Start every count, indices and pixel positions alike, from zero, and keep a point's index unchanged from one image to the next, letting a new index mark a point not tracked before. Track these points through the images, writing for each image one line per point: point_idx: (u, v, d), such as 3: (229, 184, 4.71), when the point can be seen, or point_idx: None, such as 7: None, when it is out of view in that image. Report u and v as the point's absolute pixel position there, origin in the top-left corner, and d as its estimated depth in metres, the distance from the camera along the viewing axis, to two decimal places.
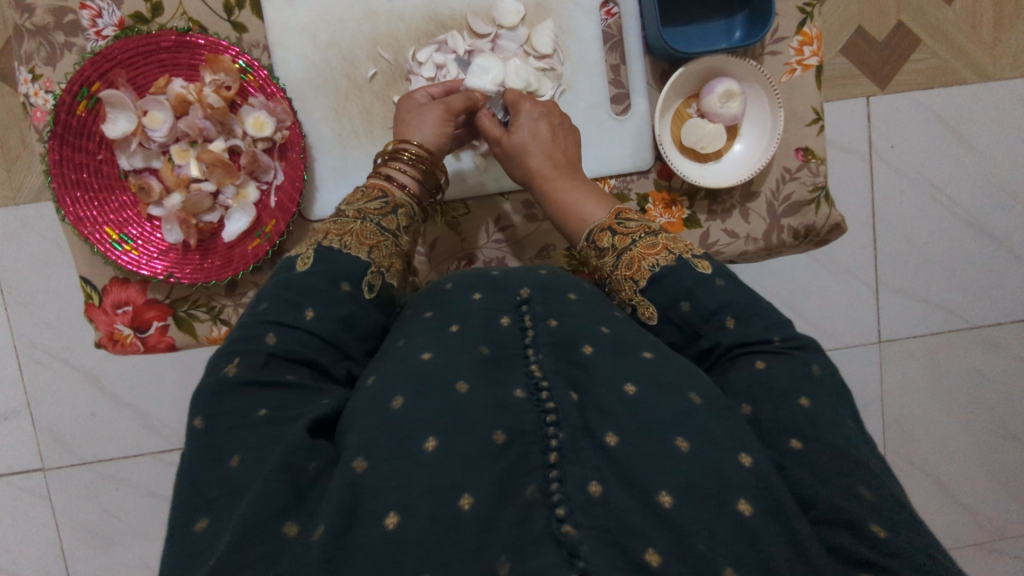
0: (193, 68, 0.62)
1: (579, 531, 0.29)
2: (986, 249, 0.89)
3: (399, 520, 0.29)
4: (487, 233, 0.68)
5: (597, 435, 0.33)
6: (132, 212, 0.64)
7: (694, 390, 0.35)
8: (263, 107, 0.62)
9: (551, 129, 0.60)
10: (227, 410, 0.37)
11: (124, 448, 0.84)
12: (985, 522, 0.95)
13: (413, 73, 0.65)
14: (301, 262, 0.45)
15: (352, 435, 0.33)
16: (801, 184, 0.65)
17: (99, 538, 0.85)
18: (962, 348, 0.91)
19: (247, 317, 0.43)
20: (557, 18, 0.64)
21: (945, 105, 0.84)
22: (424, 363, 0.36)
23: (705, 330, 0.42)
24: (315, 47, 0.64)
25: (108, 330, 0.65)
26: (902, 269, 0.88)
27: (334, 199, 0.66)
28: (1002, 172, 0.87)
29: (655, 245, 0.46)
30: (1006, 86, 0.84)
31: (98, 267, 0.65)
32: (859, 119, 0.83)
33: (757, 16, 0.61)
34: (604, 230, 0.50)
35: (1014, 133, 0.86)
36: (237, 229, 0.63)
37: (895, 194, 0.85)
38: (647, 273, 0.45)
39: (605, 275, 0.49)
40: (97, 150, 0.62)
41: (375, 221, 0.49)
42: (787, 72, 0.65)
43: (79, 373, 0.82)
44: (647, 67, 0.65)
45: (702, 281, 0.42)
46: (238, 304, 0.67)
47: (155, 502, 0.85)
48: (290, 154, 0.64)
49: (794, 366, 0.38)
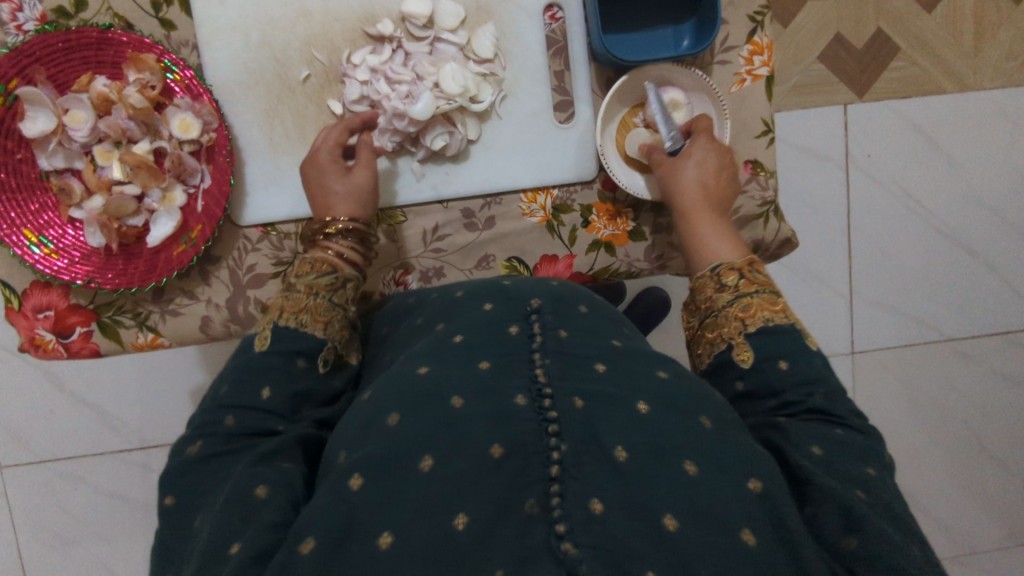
0: (118, 66, 0.59)
1: (579, 550, 0.30)
2: (962, 259, 1.01)
3: (393, 540, 0.31)
4: (424, 242, 0.65)
5: (605, 445, 0.34)
6: (52, 214, 0.60)
7: (704, 414, 0.37)
8: (189, 109, 0.59)
9: (712, 163, 0.60)
10: (191, 487, 0.39)
11: (82, 447, 0.95)
12: (924, 508, 1.07)
13: (347, 75, 0.62)
14: (258, 342, 0.46)
15: (349, 453, 0.36)
16: (749, 199, 0.67)
17: (58, 536, 0.97)
18: (894, 331, 1.02)
19: (208, 400, 0.44)
20: (497, 22, 0.63)
21: (919, 114, 0.95)
22: (422, 377, 0.38)
23: (790, 389, 0.43)
24: (245, 47, 0.61)
25: (30, 335, 0.62)
26: (874, 281, 1.01)
27: (266, 205, 0.63)
28: (981, 187, 0.99)
29: (777, 303, 0.47)
30: (985, 94, 0.95)
31: (18, 270, 0.61)
32: (837, 125, 0.94)
33: (704, 24, 0.62)
34: (732, 269, 0.50)
35: (984, 145, 0.98)
36: (162, 234, 0.60)
37: (868, 201, 0.98)
38: (760, 322, 0.46)
39: (714, 308, 0.49)
40: (16, 149, 0.58)
41: (326, 296, 0.49)
42: (737, 82, 0.66)
43: (37, 371, 0.93)
44: (593, 73, 0.65)
45: (808, 352, 0.44)
46: (166, 311, 0.63)
47: (112, 501, 0.97)
48: (218, 158, 0.61)
49: (864, 442, 0.40)
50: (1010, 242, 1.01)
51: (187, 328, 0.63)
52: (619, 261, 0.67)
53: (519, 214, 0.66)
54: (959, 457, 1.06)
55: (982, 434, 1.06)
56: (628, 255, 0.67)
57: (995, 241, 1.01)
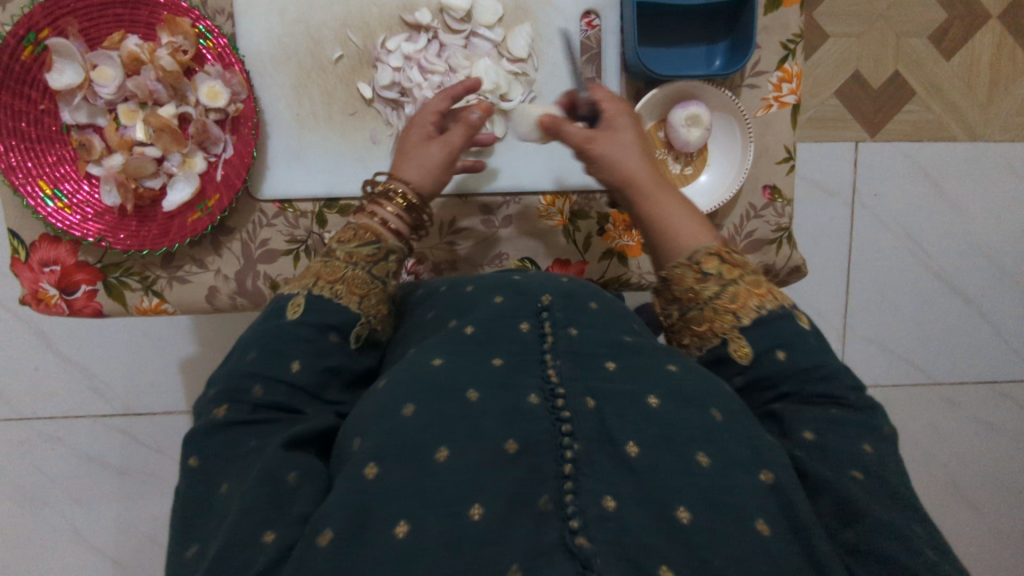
0: (151, 27, 0.59)
1: (593, 545, 0.30)
2: (958, 306, 1.02)
3: (408, 530, 0.31)
4: (439, 235, 0.65)
5: (617, 444, 0.34)
6: (68, 168, 0.60)
7: (716, 406, 0.37)
8: (219, 77, 0.59)
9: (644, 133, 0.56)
10: (218, 451, 0.39)
11: (65, 408, 0.94)
12: None
13: (380, 60, 0.62)
14: (291, 308, 0.45)
15: (364, 438, 0.36)
16: (764, 223, 0.67)
17: (29, 496, 0.96)
18: (880, 369, 1.04)
19: (234, 364, 0.43)
20: (535, 23, 0.64)
21: (930, 159, 0.96)
22: (435, 368, 0.38)
23: (789, 380, 0.42)
24: (282, 21, 0.61)
25: (33, 288, 0.61)
26: (870, 320, 1.02)
27: (287, 179, 0.63)
28: (984, 237, 1.00)
29: (760, 286, 0.45)
30: (994, 146, 0.97)
31: (29, 221, 0.61)
32: (849, 161, 0.95)
33: (738, 46, 0.63)
34: (711, 254, 0.46)
35: (991, 196, 0.99)
36: (178, 200, 0.60)
37: (872, 239, 0.98)
38: (753, 313, 0.43)
39: (697, 300, 0.45)
40: (39, 99, 0.58)
41: (365, 268, 0.48)
42: (764, 107, 0.67)
43: (26, 327, 0.92)
44: (624, 84, 0.65)
45: (802, 336, 0.43)
46: (173, 277, 0.63)
47: (88, 465, 0.96)
48: (242, 129, 0.60)
49: (864, 420, 0.40)
50: (1005, 295, 1.02)
51: (194, 296, 0.63)
52: (631, 272, 0.67)
53: (536, 215, 0.66)
54: (934, 501, 1.07)
55: (960, 481, 1.07)
56: (640, 268, 0.67)
57: (993, 291, 1.02)
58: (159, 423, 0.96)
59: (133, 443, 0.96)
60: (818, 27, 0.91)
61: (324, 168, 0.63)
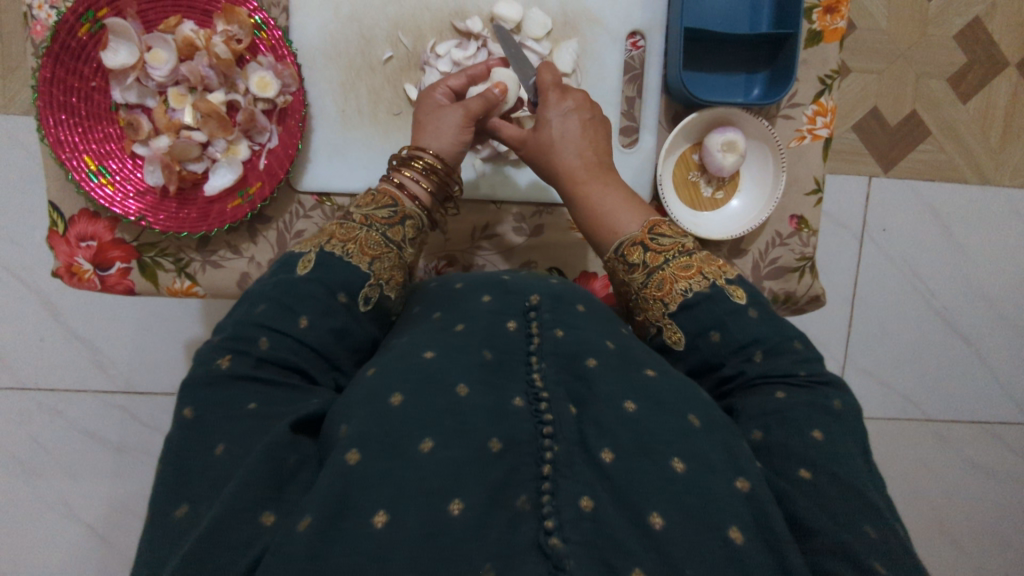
0: (207, 14, 0.60)
1: (566, 545, 0.30)
2: (954, 344, 1.04)
3: (388, 519, 0.30)
4: (472, 240, 0.67)
5: (592, 450, 0.34)
6: (114, 145, 0.60)
7: (693, 412, 0.37)
8: (270, 68, 0.59)
9: (574, 122, 0.58)
10: (215, 403, 0.39)
11: (66, 381, 0.95)
12: None
13: (429, 63, 0.63)
14: (301, 264, 0.47)
15: (350, 425, 0.35)
16: (789, 251, 0.69)
17: (23, 467, 0.96)
18: (873, 400, 1.05)
19: (242, 316, 0.44)
20: (582, 40, 0.65)
21: (939, 199, 0.98)
22: (426, 362, 0.38)
23: (731, 359, 0.44)
24: (335, 17, 0.62)
25: (68, 262, 0.62)
26: (868, 354, 1.03)
27: (329, 178, 0.64)
28: (985, 279, 1.02)
29: (689, 268, 0.47)
30: (1002, 192, 0.99)
31: (70, 195, 0.61)
32: (861, 195, 0.97)
33: (778, 77, 0.65)
34: (636, 244, 0.51)
35: (995, 239, 1.00)
36: (220, 185, 0.61)
37: (878, 273, 1.00)
38: (678, 298, 0.46)
39: (632, 291, 0.50)
40: (92, 77, 0.59)
41: (380, 230, 0.50)
42: (798, 138, 0.68)
43: (36, 297, 0.92)
44: (662, 107, 0.67)
45: (736, 313, 0.44)
46: (206, 261, 0.63)
47: (84, 440, 0.96)
48: (289, 121, 0.61)
49: (812, 397, 0.40)
50: (1001, 337, 1.04)
51: (224, 281, 0.64)
52: None
53: (566, 226, 0.68)
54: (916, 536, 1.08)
55: (945, 521, 1.08)
56: None
57: (990, 332, 1.04)
58: (160, 403, 0.96)
59: (131, 422, 0.96)
60: (844, 62, 0.93)
61: (363, 164, 0.64)
